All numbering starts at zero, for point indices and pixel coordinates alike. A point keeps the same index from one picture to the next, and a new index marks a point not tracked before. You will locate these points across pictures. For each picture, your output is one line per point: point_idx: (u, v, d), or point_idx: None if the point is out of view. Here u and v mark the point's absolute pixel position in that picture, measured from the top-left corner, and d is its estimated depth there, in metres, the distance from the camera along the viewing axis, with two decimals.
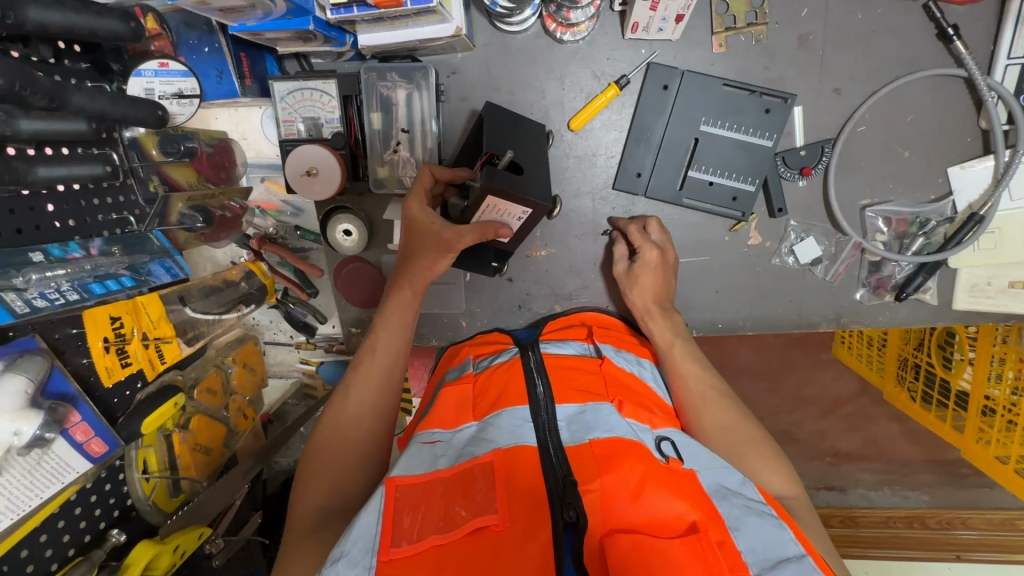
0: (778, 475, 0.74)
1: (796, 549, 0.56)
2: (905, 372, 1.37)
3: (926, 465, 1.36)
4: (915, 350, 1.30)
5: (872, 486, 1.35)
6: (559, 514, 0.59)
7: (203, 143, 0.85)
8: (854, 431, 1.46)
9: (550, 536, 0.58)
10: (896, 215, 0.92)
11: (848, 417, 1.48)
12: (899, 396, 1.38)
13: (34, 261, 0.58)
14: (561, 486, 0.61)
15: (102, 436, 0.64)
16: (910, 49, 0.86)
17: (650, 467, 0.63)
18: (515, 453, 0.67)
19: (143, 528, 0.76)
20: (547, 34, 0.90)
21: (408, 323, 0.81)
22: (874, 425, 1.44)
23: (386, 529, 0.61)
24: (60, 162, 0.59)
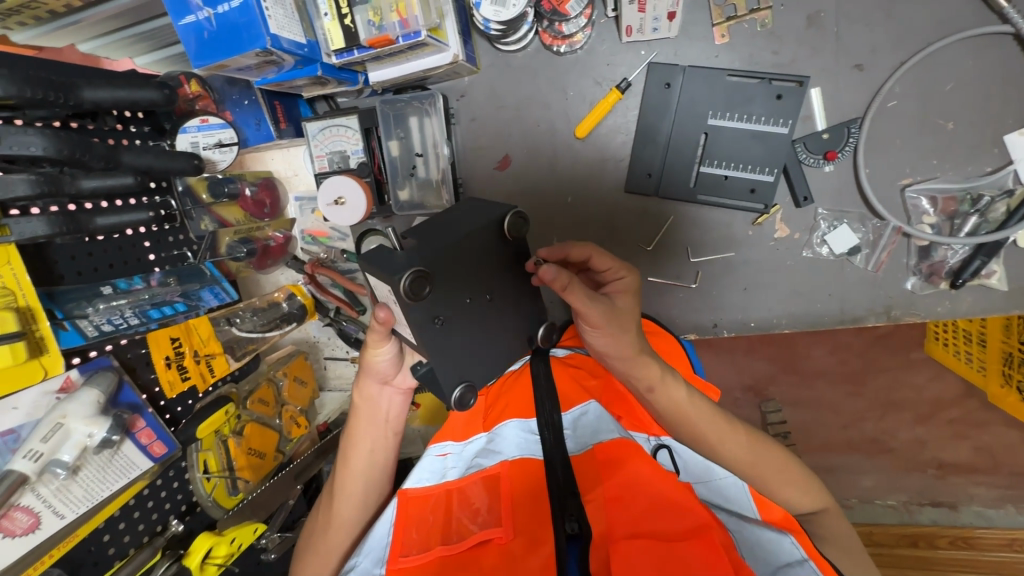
0: (807, 498, 0.72)
1: (797, 555, 0.54)
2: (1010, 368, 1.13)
3: None
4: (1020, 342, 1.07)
5: (989, 503, 1.28)
6: (560, 527, 0.56)
7: (247, 184, 0.97)
8: (961, 439, 1.33)
9: (551, 550, 0.54)
10: (943, 193, 0.83)
11: (952, 423, 1.33)
12: (1008, 399, 1.14)
13: (104, 293, 0.71)
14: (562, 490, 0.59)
15: (162, 439, 0.74)
16: (942, 11, 0.79)
17: (656, 470, 0.61)
18: (522, 466, 0.66)
19: (207, 521, 0.87)
20: (546, 48, 0.92)
21: (378, 437, 0.73)
22: (986, 432, 1.30)
23: (396, 540, 0.65)
24: (115, 213, 0.67)
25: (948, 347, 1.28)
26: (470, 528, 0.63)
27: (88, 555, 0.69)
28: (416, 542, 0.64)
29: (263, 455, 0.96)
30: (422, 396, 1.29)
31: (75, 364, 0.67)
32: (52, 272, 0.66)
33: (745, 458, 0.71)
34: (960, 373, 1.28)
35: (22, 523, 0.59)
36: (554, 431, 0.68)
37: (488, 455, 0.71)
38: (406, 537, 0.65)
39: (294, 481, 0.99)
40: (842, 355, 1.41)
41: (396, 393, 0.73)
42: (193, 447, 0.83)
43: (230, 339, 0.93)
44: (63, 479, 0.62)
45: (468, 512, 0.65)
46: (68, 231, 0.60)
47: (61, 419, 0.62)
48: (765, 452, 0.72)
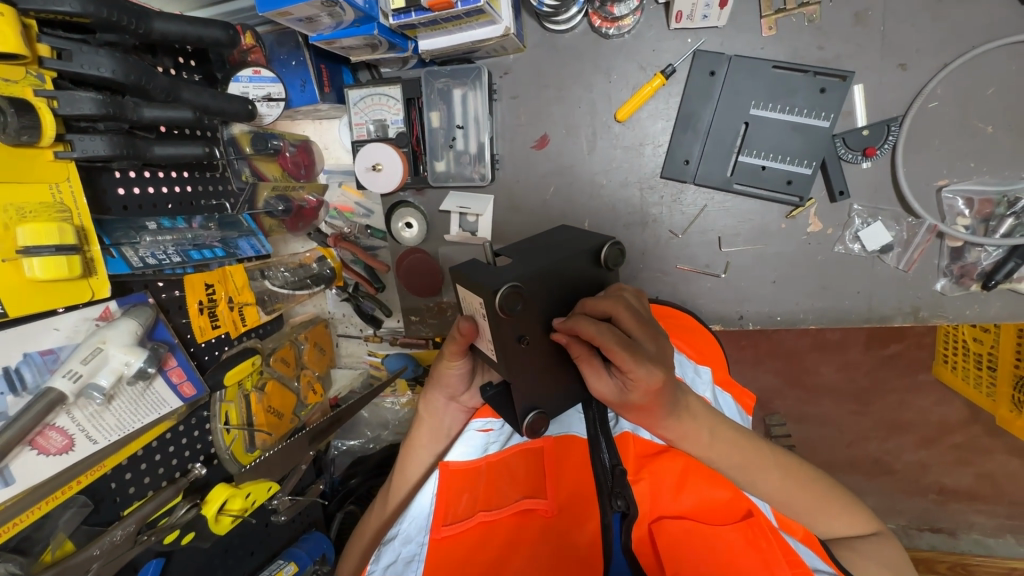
0: (846, 524, 0.70)
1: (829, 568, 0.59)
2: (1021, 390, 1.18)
3: None
4: None
5: (989, 532, 1.35)
6: (607, 505, 0.58)
7: (288, 144, 0.98)
8: (964, 465, 1.36)
9: (597, 526, 0.57)
10: (979, 195, 0.85)
11: (956, 449, 1.36)
12: (1016, 422, 1.19)
13: (149, 227, 0.71)
14: (610, 477, 0.60)
15: (192, 380, 0.74)
16: (987, 16, 0.81)
17: (689, 461, 0.69)
18: (565, 442, 0.68)
19: (224, 475, 0.84)
20: (594, 30, 0.94)
21: (436, 445, 0.79)
22: (991, 460, 1.34)
23: (438, 508, 0.64)
24: (170, 144, 0.67)
25: (959, 371, 1.30)
26: (511, 498, 0.63)
27: (108, 491, 0.67)
28: (457, 510, 0.63)
29: (281, 415, 0.96)
30: None
31: (113, 297, 0.66)
32: (101, 197, 0.65)
33: (772, 478, 0.68)
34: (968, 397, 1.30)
35: (56, 443, 0.58)
36: (600, 416, 0.69)
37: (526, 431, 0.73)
38: (448, 505, 0.64)
39: (306, 446, 0.93)
40: (853, 373, 1.40)
41: (460, 411, 0.78)
42: (217, 397, 0.82)
43: (263, 292, 0.93)
44: (98, 406, 0.62)
45: (508, 481, 0.66)
46: (126, 155, 0.60)
47: (101, 343, 0.61)
48: (794, 470, 0.69)
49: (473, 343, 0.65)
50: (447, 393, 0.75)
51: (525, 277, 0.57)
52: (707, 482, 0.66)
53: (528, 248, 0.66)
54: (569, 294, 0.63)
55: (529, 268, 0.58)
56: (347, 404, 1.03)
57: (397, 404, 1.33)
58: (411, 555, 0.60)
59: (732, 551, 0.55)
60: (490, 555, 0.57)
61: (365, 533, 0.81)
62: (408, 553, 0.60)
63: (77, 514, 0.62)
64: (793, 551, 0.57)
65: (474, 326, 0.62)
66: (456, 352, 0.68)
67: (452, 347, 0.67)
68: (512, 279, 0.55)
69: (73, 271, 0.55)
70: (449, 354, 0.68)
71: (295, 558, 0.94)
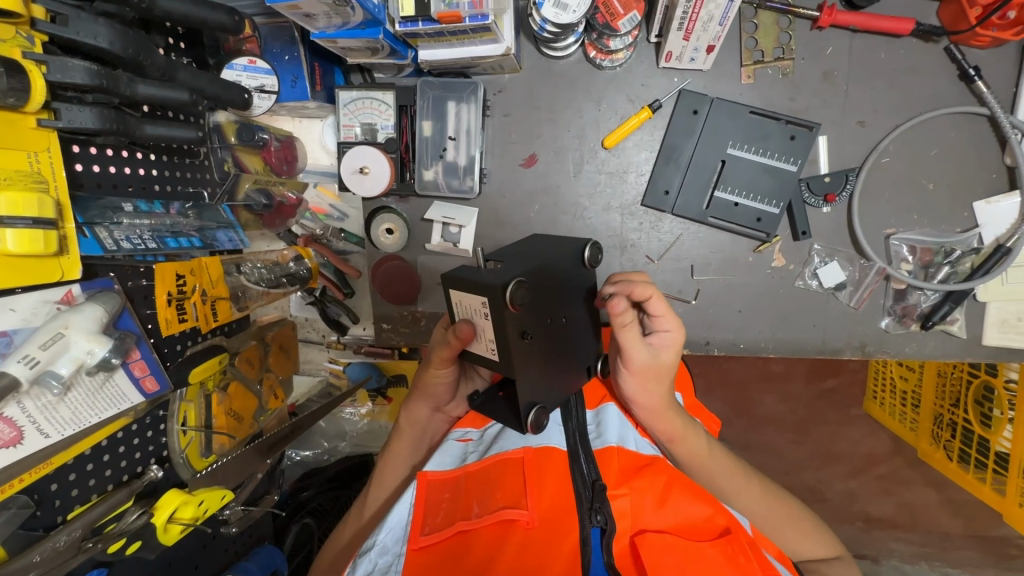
0: (811, 543, 0.76)
1: None
2: (940, 430, 1.38)
3: (969, 540, 1.33)
4: (950, 407, 1.33)
5: (906, 559, 1.32)
6: (587, 520, 0.58)
7: (273, 138, 0.96)
8: (887, 495, 1.46)
9: (576, 540, 0.57)
10: (921, 244, 0.94)
11: (881, 479, 1.48)
12: (933, 454, 1.38)
13: (125, 210, 0.67)
14: (590, 491, 0.61)
15: (156, 375, 0.69)
16: (933, 87, 0.91)
17: (673, 475, 0.69)
18: (546, 453, 0.68)
19: (175, 481, 0.78)
20: (588, 60, 0.98)
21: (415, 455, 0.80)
22: (910, 490, 1.43)
23: (416, 516, 0.63)
24: (163, 123, 0.64)
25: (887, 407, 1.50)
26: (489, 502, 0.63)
27: (47, 494, 0.61)
28: (436, 519, 0.63)
29: (241, 418, 0.91)
30: (397, 391, 1.34)
31: (78, 280, 0.61)
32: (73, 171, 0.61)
33: (741, 487, 0.77)
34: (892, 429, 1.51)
35: (3, 434, 0.53)
36: (581, 431, 0.71)
37: (506, 439, 0.72)
38: (426, 514, 0.63)
39: (264, 454, 0.88)
40: (795, 405, 1.58)
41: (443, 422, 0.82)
42: (177, 396, 0.78)
43: (237, 287, 0.89)
44: (52, 397, 0.57)
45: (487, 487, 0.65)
46: (114, 130, 0.57)
47: (63, 329, 0.56)
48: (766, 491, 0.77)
49: (466, 348, 0.65)
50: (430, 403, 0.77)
51: (526, 274, 0.61)
52: (689, 494, 0.66)
53: (512, 254, 0.70)
54: (554, 297, 0.67)
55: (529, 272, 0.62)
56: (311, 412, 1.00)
57: (355, 414, 1.36)
58: (387, 566, 0.59)
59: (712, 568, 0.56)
60: (467, 564, 0.56)
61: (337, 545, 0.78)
62: (384, 564, 0.59)
63: (15, 517, 0.56)
64: (768, 564, 0.59)
65: (475, 328, 0.62)
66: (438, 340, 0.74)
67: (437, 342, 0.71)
68: (517, 276, 0.59)
69: (49, 247, 0.52)
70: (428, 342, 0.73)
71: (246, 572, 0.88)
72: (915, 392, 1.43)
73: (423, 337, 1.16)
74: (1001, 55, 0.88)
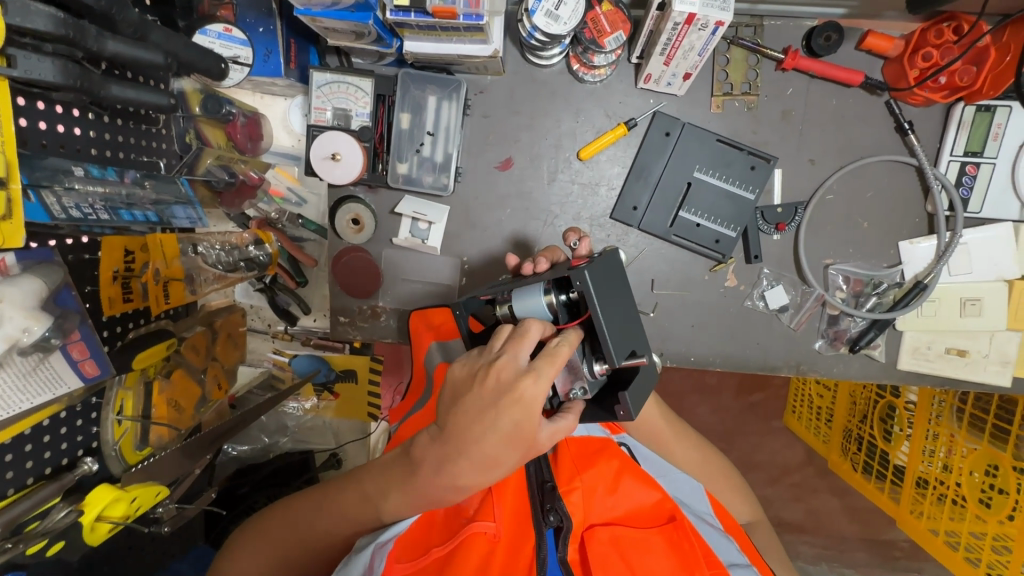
0: (745, 505, 0.89)
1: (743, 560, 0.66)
2: (848, 443, 1.54)
3: (861, 543, 1.51)
4: (859, 423, 1.50)
5: (809, 559, 1.47)
6: (541, 521, 0.63)
7: (241, 112, 0.97)
8: (797, 502, 1.61)
9: (534, 544, 0.61)
10: (854, 275, 1.04)
11: (793, 486, 1.63)
12: (842, 465, 1.55)
13: (76, 175, 0.61)
14: (542, 492, 0.65)
15: (96, 359, 0.64)
16: (874, 136, 1.01)
17: (624, 461, 0.72)
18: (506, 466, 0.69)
19: (105, 475, 0.74)
20: (570, 72, 1.00)
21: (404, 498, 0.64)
22: (817, 497, 1.60)
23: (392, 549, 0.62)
24: (132, 86, 0.60)
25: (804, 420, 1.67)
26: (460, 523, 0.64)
27: None
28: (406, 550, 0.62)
29: (183, 409, 0.87)
30: (345, 386, 1.32)
31: (13, 250, 0.55)
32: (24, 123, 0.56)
33: (673, 445, 0.84)
34: (806, 441, 1.67)
35: None
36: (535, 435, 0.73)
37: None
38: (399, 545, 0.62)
39: (204, 450, 0.84)
40: (722, 416, 1.68)
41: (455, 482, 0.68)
42: (115, 382, 0.74)
43: (193, 267, 0.84)
44: None
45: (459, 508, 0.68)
46: (78, 87, 0.52)
47: None
48: (709, 458, 0.88)
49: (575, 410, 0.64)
50: (429, 438, 0.62)
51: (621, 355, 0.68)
52: (641, 483, 0.69)
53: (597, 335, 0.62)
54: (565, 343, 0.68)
55: (621, 333, 0.63)
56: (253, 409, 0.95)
57: (299, 409, 1.32)
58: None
59: (657, 559, 0.61)
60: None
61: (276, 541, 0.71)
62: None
63: None
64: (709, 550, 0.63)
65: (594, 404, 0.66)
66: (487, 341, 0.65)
67: (547, 376, 0.57)
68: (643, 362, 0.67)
69: None
70: (519, 360, 0.59)
71: None
72: (829, 410, 1.59)
73: (381, 332, 1.12)
74: (930, 113, 0.99)
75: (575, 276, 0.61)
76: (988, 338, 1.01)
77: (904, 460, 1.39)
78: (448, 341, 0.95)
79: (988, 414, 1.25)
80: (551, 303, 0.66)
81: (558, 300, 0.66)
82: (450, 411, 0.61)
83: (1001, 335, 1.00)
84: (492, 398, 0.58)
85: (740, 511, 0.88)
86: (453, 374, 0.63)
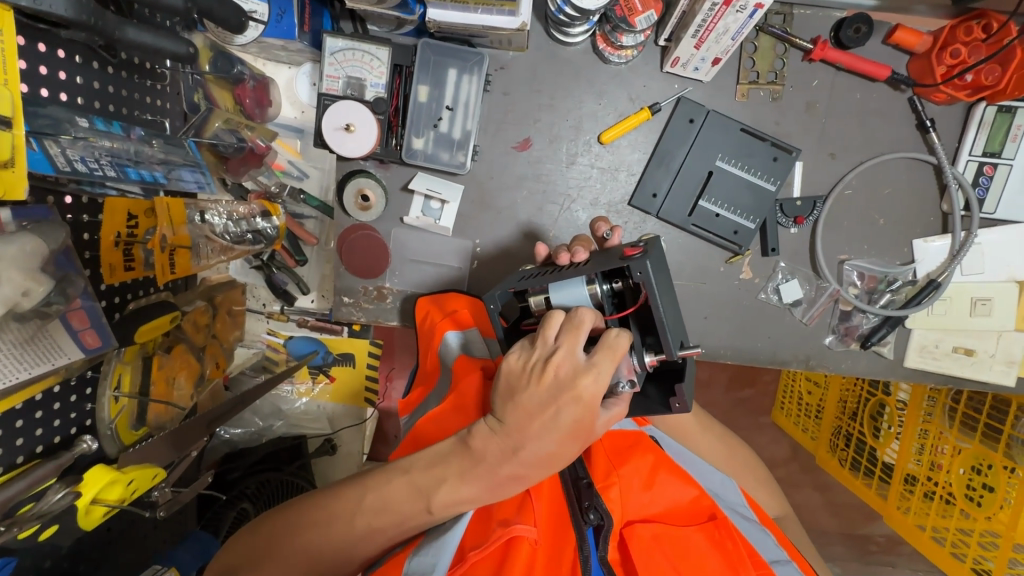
0: (770, 496, 0.92)
1: (780, 555, 0.70)
2: (837, 439, 1.57)
3: (841, 537, 1.53)
4: (849, 419, 1.52)
5: None
6: (581, 521, 0.65)
7: (251, 77, 0.97)
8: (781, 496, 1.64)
9: (580, 542, 0.64)
10: (868, 271, 1.04)
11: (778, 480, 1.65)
12: (830, 461, 1.58)
13: (80, 125, 0.63)
14: (579, 491, 0.68)
15: (96, 329, 0.67)
16: (896, 133, 1.00)
17: (660, 456, 0.75)
18: None
19: (99, 456, 0.73)
20: (595, 51, 0.97)
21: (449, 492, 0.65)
22: (800, 493, 1.62)
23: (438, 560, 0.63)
24: (149, 31, 0.63)
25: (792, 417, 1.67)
26: (493, 523, 0.66)
27: None
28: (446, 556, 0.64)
29: (180, 387, 0.86)
30: (342, 369, 1.27)
31: (11, 206, 0.56)
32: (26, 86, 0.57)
33: (699, 436, 0.89)
34: (794, 437, 1.68)
35: None
36: None
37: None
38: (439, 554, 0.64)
39: (203, 430, 0.82)
40: (714, 409, 1.69)
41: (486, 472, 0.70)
42: (113, 356, 0.73)
43: (199, 235, 0.84)
44: None
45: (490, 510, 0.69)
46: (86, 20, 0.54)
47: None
48: (733, 449, 0.92)
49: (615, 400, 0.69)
50: (484, 429, 0.66)
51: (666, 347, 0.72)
52: (679, 480, 0.73)
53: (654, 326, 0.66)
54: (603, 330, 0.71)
55: (675, 323, 0.67)
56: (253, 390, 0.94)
57: (293, 392, 1.28)
58: None
59: (702, 556, 0.65)
60: None
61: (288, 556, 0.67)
62: None
63: None
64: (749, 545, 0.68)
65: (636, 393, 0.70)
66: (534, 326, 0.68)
67: (604, 373, 0.63)
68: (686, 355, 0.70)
69: None
70: (576, 356, 0.64)
71: (179, 563, 0.87)
72: (819, 405, 1.61)
73: (386, 314, 1.08)
74: (951, 112, 0.99)
75: (636, 267, 0.65)
76: (995, 338, 1.02)
77: (893, 457, 1.41)
78: (466, 331, 0.92)
79: (981, 413, 1.27)
80: (595, 294, 0.70)
81: (604, 289, 0.70)
82: (508, 405, 0.65)
83: (1007, 336, 1.01)
84: (552, 392, 0.64)
85: (767, 504, 0.91)
86: (508, 362, 0.67)
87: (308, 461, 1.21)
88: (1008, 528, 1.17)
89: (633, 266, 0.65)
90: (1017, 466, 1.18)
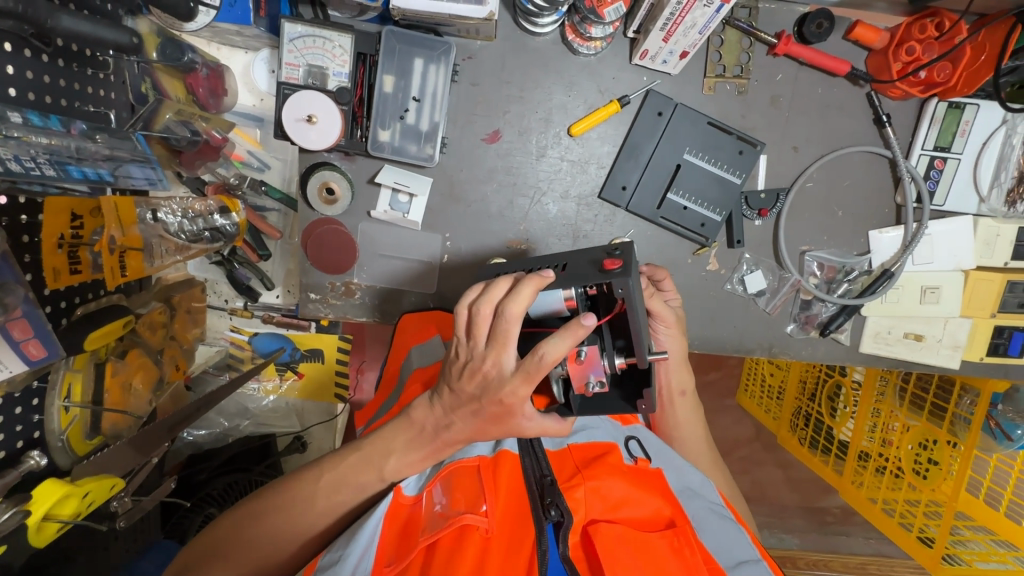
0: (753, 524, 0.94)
1: (753, 554, 0.69)
2: (797, 419, 1.62)
3: (798, 510, 1.59)
4: (808, 400, 1.58)
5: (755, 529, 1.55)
6: (542, 517, 0.66)
7: (203, 63, 0.92)
8: (745, 474, 1.67)
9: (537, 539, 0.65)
10: (828, 262, 1.08)
11: (741, 459, 1.69)
12: (790, 440, 1.64)
13: (13, 121, 0.60)
14: (540, 487, 0.69)
15: (40, 340, 0.65)
16: (854, 126, 1.03)
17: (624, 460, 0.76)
18: (499, 459, 0.74)
19: (53, 468, 0.73)
20: (564, 42, 0.96)
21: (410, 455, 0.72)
22: (762, 470, 1.67)
23: (382, 543, 0.66)
24: (87, 19, 0.62)
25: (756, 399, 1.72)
26: (449, 512, 0.68)
27: None
28: (397, 547, 0.66)
29: (138, 391, 0.85)
30: (311, 365, 1.23)
31: None
32: None
33: (714, 471, 0.97)
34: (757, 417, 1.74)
35: None
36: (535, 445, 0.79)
37: (462, 453, 0.78)
38: (388, 544, 0.67)
39: (163, 436, 0.79)
40: None
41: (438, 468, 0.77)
42: (61, 365, 0.73)
43: (151, 235, 0.83)
44: None
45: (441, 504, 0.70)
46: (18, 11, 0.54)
47: None
48: (732, 488, 0.97)
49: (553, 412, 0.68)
50: (424, 403, 0.71)
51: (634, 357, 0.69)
52: (643, 489, 0.73)
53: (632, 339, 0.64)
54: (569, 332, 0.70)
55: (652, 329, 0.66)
56: (212, 392, 0.91)
57: (259, 390, 1.23)
58: None
59: (660, 559, 0.64)
60: None
61: (243, 539, 0.71)
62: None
63: None
64: (711, 556, 0.66)
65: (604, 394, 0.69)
66: (471, 316, 0.64)
67: (524, 390, 0.61)
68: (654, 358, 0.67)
69: None
70: (503, 366, 0.61)
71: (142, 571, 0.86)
72: (780, 386, 1.67)
73: (356, 310, 1.06)
74: (906, 107, 1.02)
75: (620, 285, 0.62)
76: (943, 323, 1.08)
77: (848, 435, 1.47)
78: (425, 341, 0.98)
79: (928, 393, 1.33)
80: (570, 297, 0.65)
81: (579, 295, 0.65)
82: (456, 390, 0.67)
83: (954, 322, 1.07)
84: (481, 391, 0.64)
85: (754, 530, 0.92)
86: (448, 352, 0.66)
87: (278, 460, 1.20)
88: (951, 497, 1.27)
89: (615, 282, 0.63)
90: (959, 442, 1.26)
